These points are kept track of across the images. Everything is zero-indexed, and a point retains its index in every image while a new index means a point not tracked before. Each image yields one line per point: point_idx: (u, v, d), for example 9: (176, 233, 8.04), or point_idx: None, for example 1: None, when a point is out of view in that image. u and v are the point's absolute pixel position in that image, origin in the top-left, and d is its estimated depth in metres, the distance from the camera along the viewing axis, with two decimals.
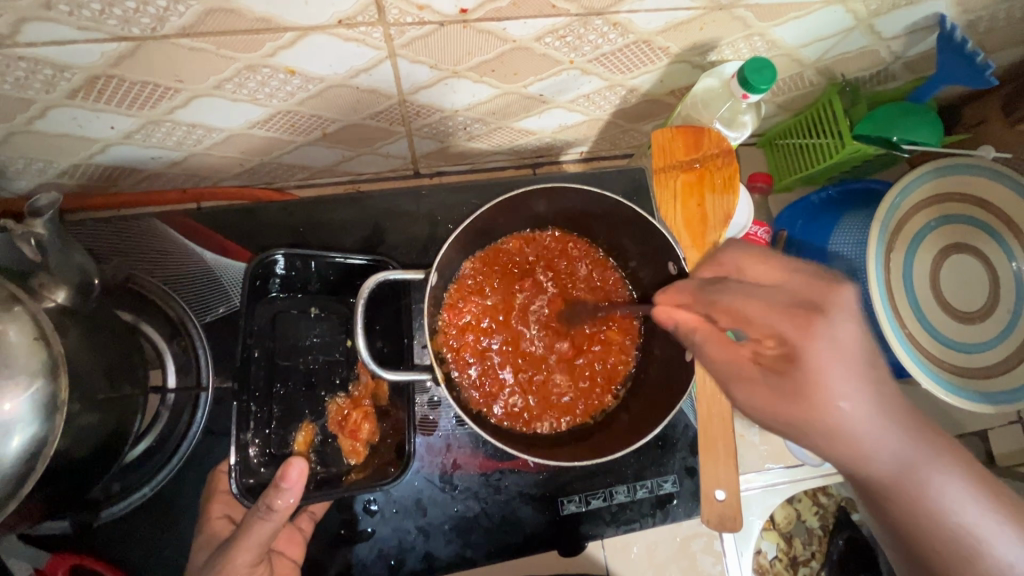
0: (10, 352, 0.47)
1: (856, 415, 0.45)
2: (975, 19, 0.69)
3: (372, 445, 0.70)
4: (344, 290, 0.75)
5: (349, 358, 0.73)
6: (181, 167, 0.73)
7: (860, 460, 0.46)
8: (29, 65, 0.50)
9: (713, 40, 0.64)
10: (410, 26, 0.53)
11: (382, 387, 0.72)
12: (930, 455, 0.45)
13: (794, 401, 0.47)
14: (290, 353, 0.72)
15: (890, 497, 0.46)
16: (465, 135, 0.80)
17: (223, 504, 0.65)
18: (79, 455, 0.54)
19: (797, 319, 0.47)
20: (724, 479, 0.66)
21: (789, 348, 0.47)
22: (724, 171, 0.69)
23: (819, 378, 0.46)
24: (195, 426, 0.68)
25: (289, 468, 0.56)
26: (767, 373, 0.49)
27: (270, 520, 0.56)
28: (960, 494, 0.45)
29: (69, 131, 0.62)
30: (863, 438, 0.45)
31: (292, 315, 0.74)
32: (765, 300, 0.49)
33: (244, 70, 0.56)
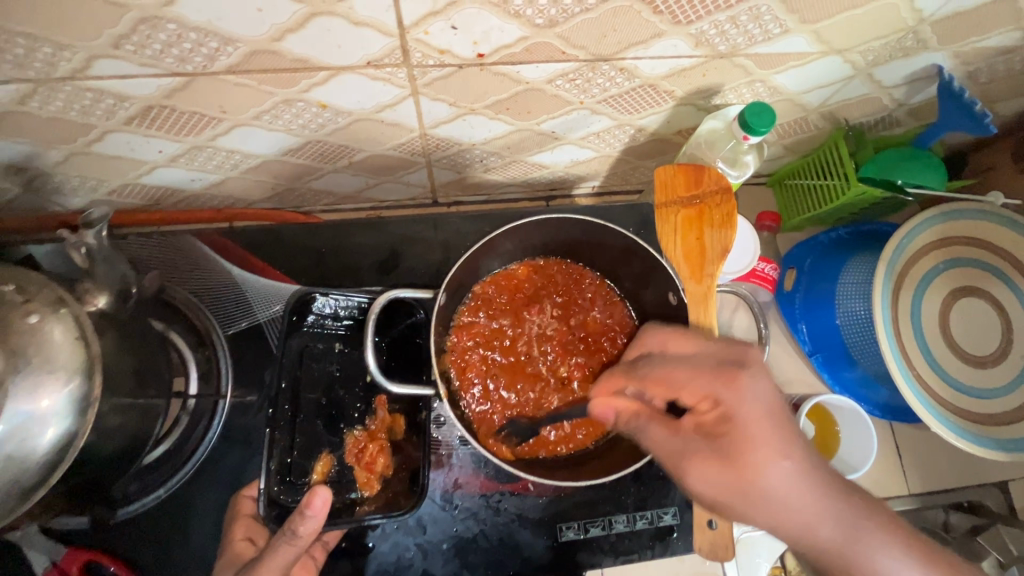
0: (55, 350, 0.51)
1: (794, 479, 0.52)
2: (974, 70, 0.71)
3: (385, 478, 0.71)
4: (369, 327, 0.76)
5: (368, 394, 0.74)
6: (218, 188, 0.80)
7: (803, 530, 0.52)
8: (94, 95, 0.56)
9: (716, 85, 0.68)
10: (431, 68, 0.58)
11: (399, 423, 0.74)
12: (866, 520, 0.52)
13: (745, 469, 0.52)
14: (314, 385, 0.73)
15: (840, 565, 0.51)
16: (481, 168, 0.85)
17: (247, 525, 0.66)
18: (101, 452, 0.58)
19: (725, 379, 0.55)
20: None
21: (724, 408, 0.54)
22: (723, 209, 0.69)
23: (759, 444, 0.52)
24: (211, 433, 0.71)
25: (313, 497, 0.58)
26: (709, 441, 0.54)
27: (297, 545, 0.58)
28: (891, 556, 0.51)
29: (122, 154, 0.68)
30: (806, 507, 0.51)
31: (317, 349, 0.74)
32: (691, 368, 0.57)
33: (280, 103, 0.61)
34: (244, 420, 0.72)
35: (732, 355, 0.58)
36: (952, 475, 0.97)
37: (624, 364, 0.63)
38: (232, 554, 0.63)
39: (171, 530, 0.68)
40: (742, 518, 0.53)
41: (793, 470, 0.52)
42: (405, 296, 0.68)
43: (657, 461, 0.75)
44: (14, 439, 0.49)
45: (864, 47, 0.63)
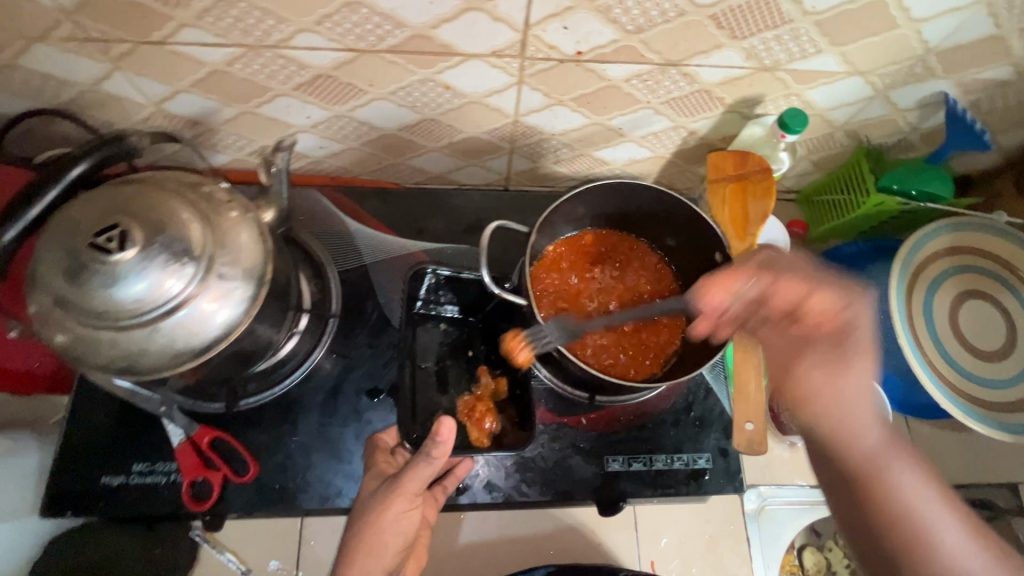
0: (243, 245, 0.65)
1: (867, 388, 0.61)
2: (976, 100, 0.86)
3: (496, 433, 0.79)
4: (470, 311, 0.88)
5: (471, 367, 0.85)
6: (338, 157, 0.97)
7: (847, 428, 0.60)
8: (283, 62, 0.74)
9: (759, 96, 0.83)
10: (539, 60, 0.75)
11: (504, 385, 0.83)
12: (899, 452, 0.60)
13: (846, 360, 0.61)
14: (426, 354, 0.85)
15: (869, 472, 0.59)
16: (553, 159, 1.01)
17: (384, 452, 0.77)
18: (252, 337, 0.71)
19: (850, 293, 0.64)
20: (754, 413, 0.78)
21: (845, 320, 0.63)
22: (763, 184, 0.85)
23: (857, 351, 0.61)
24: (290, 379, 0.82)
25: (442, 426, 0.65)
26: (813, 350, 0.63)
27: (435, 463, 0.67)
28: (913, 482, 0.59)
29: (279, 116, 0.86)
30: (862, 415, 0.60)
31: (425, 324, 0.86)
32: (817, 280, 0.65)
33: (416, 82, 0.79)
34: (347, 342, 0.86)
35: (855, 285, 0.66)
36: (965, 472, 1.04)
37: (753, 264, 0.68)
38: (376, 470, 0.74)
39: (282, 423, 0.80)
40: (807, 419, 0.62)
41: (862, 386, 0.61)
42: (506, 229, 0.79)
43: (694, 410, 0.86)
44: (217, 295, 0.62)
45: (882, 70, 0.79)
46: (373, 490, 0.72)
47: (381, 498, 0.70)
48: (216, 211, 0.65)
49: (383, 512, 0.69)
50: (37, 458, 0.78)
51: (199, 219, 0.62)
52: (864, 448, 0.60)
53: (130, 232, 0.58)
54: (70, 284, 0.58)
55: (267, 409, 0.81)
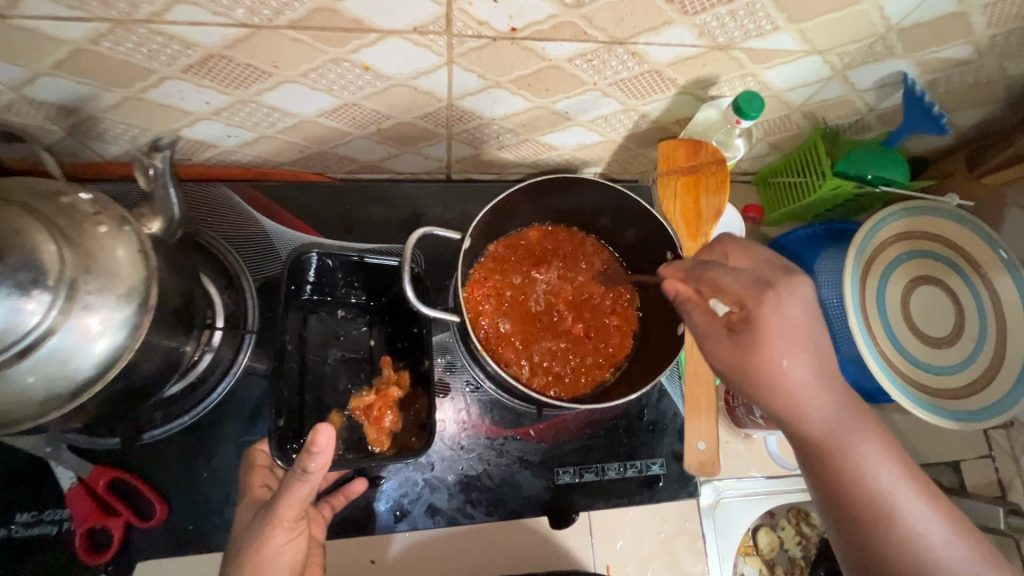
0: (118, 262, 0.55)
1: (796, 373, 0.57)
2: (934, 80, 0.82)
3: (395, 432, 0.75)
4: (374, 294, 0.83)
5: (372, 357, 0.81)
6: (251, 146, 0.85)
7: (798, 411, 0.57)
8: (162, 39, 0.62)
9: (713, 76, 0.77)
10: (469, 38, 0.65)
11: (406, 379, 0.78)
12: (860, 427, 0.57)
13: (774, 338, 0.56)
14: (316, 345, 0.79)
15: (820, 450, 0.57)
16: (496, 144, 0.92)
17: (264, 474, 0.70)
18: (146, 367, 0.62)
19: (757, 292, 0.58)
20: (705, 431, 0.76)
21: (748, 312, 0.58)
22: (717, 177, 0.84)
23: (784, 340, 0.56)
24: (215, 395, 0.74)
25: (318, 435, 0.58)
26: (731, 334, 0.59)
27: (308, 480, 0.60)
28: (872, 455, 0.57)
29: (172, 103, 0.74)
30: (803, 395, 0.57)
31: (317, 312, 0.81)
32: (734, 275, 0.59)
33: (328, 62, 0.68)
34: (267, 358, 0.77)
35: (777, 271, 0.60)
36: (913, 452, 1.06)
37: (687, 263, 0.64)
38: (251, 497, 0.67)
39: (196, 454, 0.72)
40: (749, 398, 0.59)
41: (798, 368, 0.57)
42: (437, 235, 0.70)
43: (647, 414, 0.82)
44: (86, 329, 0.52)
45: (841, 49, 0.73)
46: (248, 521, 0.65)
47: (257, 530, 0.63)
48: (78, 225, 0.54)
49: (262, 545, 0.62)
50: None
51: (56, 239, 0.52)
52: (811, 425, 0.57)
53: None
54: None
55: (179, 440, 0.72)
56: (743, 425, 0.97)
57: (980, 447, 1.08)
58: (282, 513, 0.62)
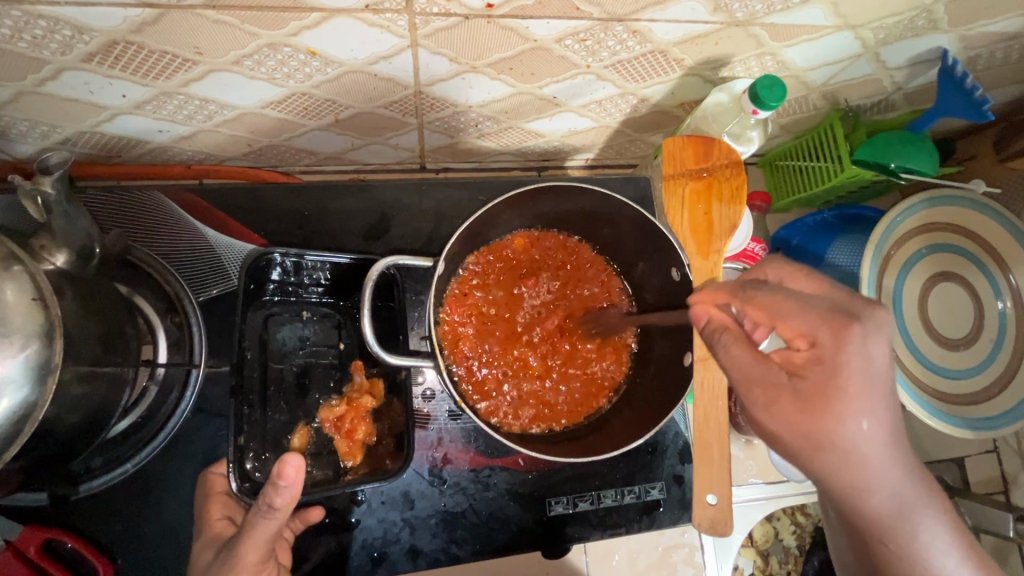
0: (7, 312, 0.45)
1: (872, 440, 0.49)
2: (975, 56, 0.71)
3: (369, 445, 0.68)
4: (341, 293, 0.73)
5: (343, 361, 0.71)
6: (188, 142, 0.73)
7: (864, 484, 0.50)
8: (49, 24, 0.50)
9: (726, 56, 0.65)
10: (435, 17, 0.53)
11: (379, 387, 0.69)
12: (924, 503, 0.51)
13: (850, 391, 0.49)
14: (281, 355, 0.69)
15: (877, 527, 0.52)
16: (475, 133, 0.81)
17: (224, 502, 0.62)
18: (68, 426, 0.52)
19: (833, 327, 0.50)
20: (717, 483, 0.60)
21: (820, 353, 0.50)
22: (732, 182, 0.68)
23: (858, 394, 0.49)
24: (184, 403, 0.66)
25: (285, 466, 0.52)
26: (793, 378, 0.51)
27: (275, 516, 0.53)
28: (930, 529, 0.52)
29: (80, 96, 0.61)
30: (875, 468, 0.50)
31: (282, 315, 0.70)
32: (803, 303, 0.52)
33: (265, 47, 0.56)
34: (219, 391, 0.68)
35: (851, 300, 0.53)
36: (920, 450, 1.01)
37: (732, 283, 0.57)
38: (211, 533, 0.60)
39: (144, 504, 0.64)
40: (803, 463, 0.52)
41: (875, 432, 0.49)
42: (406, 263, 0.63)
43: (647, 437, 0.75)
44: None
45: (877, 23, 0.62)
46: (208, 562, 0.58)
47: (218, 572, 0.56)
48: None
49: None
50: None
51: None
52: (871, 502, 0.51)
53: None
54: None
55: (123, 489, 0.64)
56: (746, 432, 0.91)
57: (984, 441, 0.99)
58: (244, 555, 0.54)
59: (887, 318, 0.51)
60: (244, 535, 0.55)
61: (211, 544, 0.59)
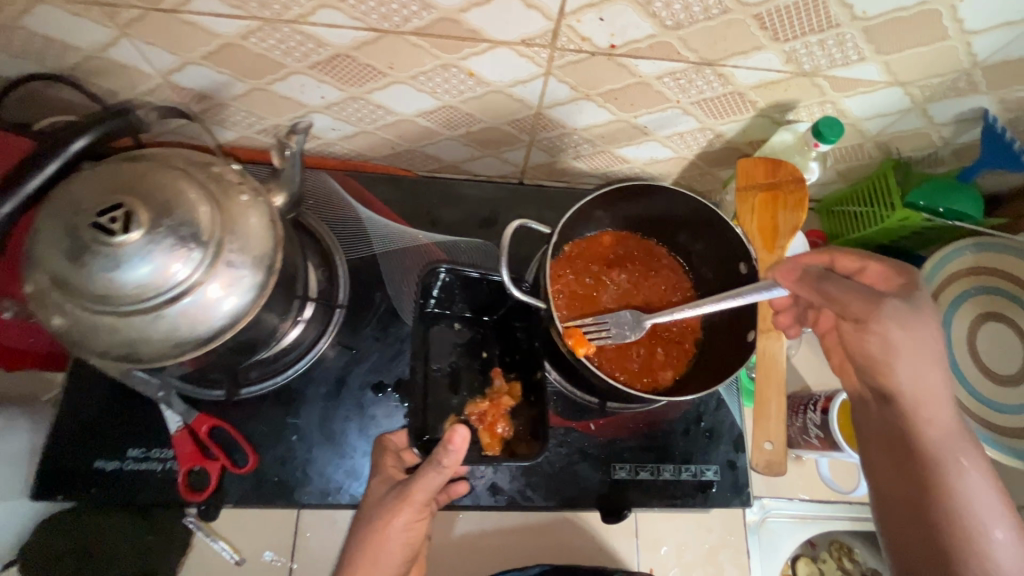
0: (254, 228, 0.61)
1: (929, 370, 0.65)
2: (1015, 118, 0.83)
3: (507, 441, 0.77)
4: (485, 311, 0.85)
5: (485, 367, 0.83)
6: (351, 140, 0.93)
7: (925, 423, 0.66)
8: (301, 38, 0.70)
9: (793, 101, 0.80)
10: (570, 52, 0.71)
11: (517, 390, 0.80)
12: (965, 445, 0.65)
13: (922, 346, 0.65)
14: (439, 356, 0.82)
15: (924, 449, 0.66)
16: (573, 154, 0.98)
17: (394, 455, 0.75)
18: (259, 326, 0.68)
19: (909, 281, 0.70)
20: (773, 433, 0.80)
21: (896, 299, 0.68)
22: (795, 194, 0.86)
23: (931, 353, 0.65)
24: (303, 360, 0.80)
25: (455, 433, 0.64)
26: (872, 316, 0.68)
27: (443, 471, 0.65)
28: (971, 469, 0.64)
29: (292, 95, 0.82)
30: (932, 401, 0.65)
31: (438, 325, 0.83)
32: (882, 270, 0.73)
33: (439, 67, 0.75)
34: (353, 331, 0.84)
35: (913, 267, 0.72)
36: None
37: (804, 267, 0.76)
38: (385, 473, 0.72)
39: (285, 413, 0.78)
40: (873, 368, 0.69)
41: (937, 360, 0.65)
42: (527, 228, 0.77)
43: (705, 421, 0.84)
44: (214, 294, 0.58)
45: (923, 82, 0.76)
46: (382, 494, 0.71)
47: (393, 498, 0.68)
48: (226, 192, 0.61)
49: (390, 521, 0.67)
50: (28, 438, 0.76)
51: (207, 203, 0.59)
52: (926, 423, 0.66)
53: (135, 213, 0.55)
54: (70, 267, 0.54)
55: (270, 399, 0.79)
56: (795, 445, 0.98)
57: None
58: None
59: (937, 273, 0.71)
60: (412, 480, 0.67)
61: (387, 481, 0.72)
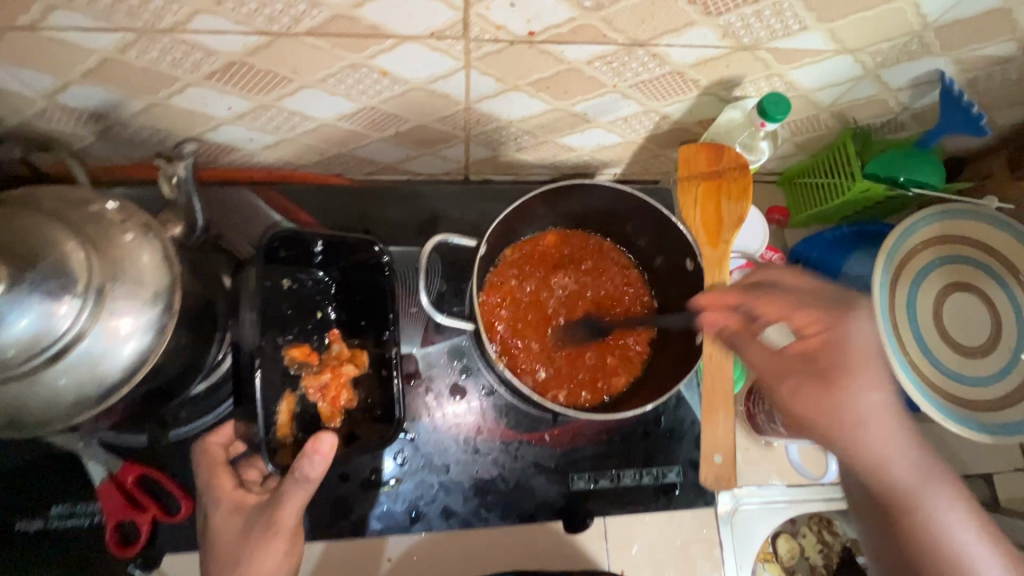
0: (143, 269, 0.56)
1: (868, 410, 0.66)
2: (974, 78, 0.78)
3: (350, 411, 0.76)
4: (328, 268, 0.80)
5: (321, 329, 0.79)
6: (273, 150, 0.86)
7: (885, 474, 0.66)
8: (186, 48, 0.63)
9: (738, 77, 0.74)
10: (486, 42, 0.65)
11: (362, 358, 0.77)
12: (936, 483, 0.65)
13: (865, 410, 0.66)
14: (276, 321, 0.77)
15: (905, 507, 0.65)
16: (515, 146, 0.92)
17: (233, 474, 0.70)
18: (171, 370, 0.64)
19: (837, 313, 0.70)
20: (721, 445, 0.78)
21: (822, 335, 0.69)
22: (738, 184, 0.84)
23: (886, 410, 0.66)
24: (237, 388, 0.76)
25: (319, 442, 0.61)
26: (813, 363, 0.69)
27: (306, 485, 0.63)
28: (947, 511, 0.64)
29: (196, 108, 0.75)
30: (884, 452, 0.65)
31: (274, 288, 0.77)
32: (791, 302, 0.70)
33: (347, 68, 0.68)
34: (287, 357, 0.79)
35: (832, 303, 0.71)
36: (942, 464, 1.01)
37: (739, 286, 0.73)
38: (237, 501, 0.68)
39: None
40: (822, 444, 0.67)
41: (881, 405, 0.66)
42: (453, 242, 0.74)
43: (664, 421, 0.81)
44: (103, 343, 0.53)
45: (874, 48, 0.70)
46: (237, 528, 0.66)
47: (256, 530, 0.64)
48: (106, 234, 0.55)
49: (258, 554, 0.63)
50: None
51: (85, 249, 0.54)
52: (897, 479, 0.65)
53: None
54: None
55: (204, 439, 0.75)
56: (764, 432, 0.96)
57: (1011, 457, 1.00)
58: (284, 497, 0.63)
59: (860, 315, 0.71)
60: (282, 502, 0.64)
61: (239, 510, 0.67)
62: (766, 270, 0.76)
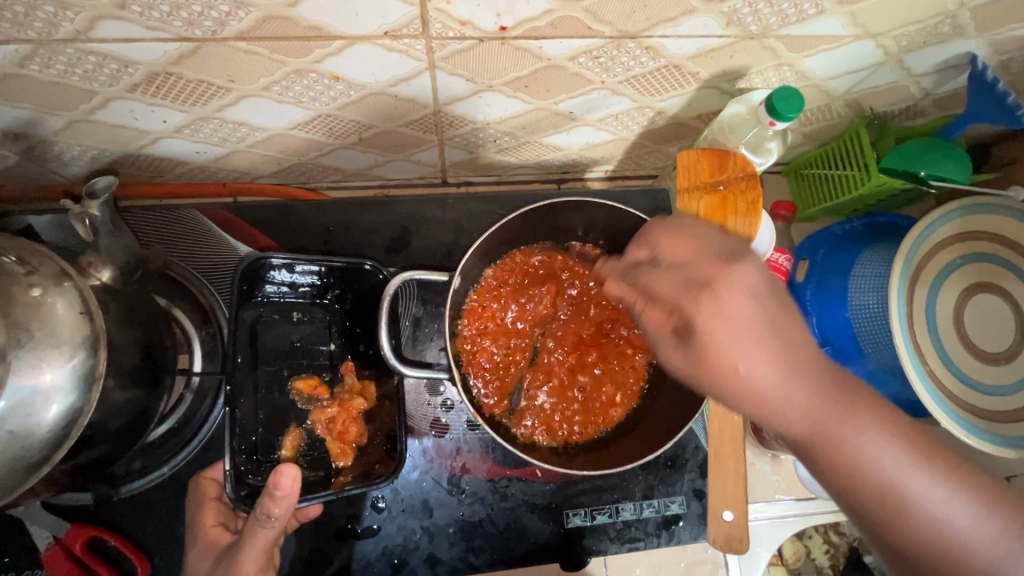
0: (56, 324, 0.48)
1: (756, 376, 0.49)
2: (1008, 60, 0.69)
3: (360, 447, 0.72)
4: (322, 292, 0.76)
5: (333, 362, 0.76)
6: (223, 163, 0.77)
7: (755, 408, 0.49)
8: (98, 59, 0.54)
9: (743, 68, 0.65)
10: (451, 40, 0.55)
11: (370, 390, 0.74)
12: (842, 415, 0.48)
13: (751, 359, 0.49)
14: (272, 356, 0.74)
15: (813, 449, 0.48)
16: (494, 148, 0.82)
17: (216, 509, 0.65)
18: (110, 431, 0.57)
19: (690, 295, 0.51)
20: (732, 501, 0.69)
21: (686, 318, 0.51)
22: (748, 196, 0.75)
23: (774, 363, 0.48)
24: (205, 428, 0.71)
25: (281, 476, 0.55)
26: (679, 343, 0.52)
27: (272, 526, 0.56)
28: (867, 441, 0.47)
29: (125, 123, 0.66)
30: (768, 397, 0.48)
31: (273, 319, 0.75)
32: (670, 279, 0.53)
33: (292, 74, 0.59)
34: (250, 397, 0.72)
35: (712, 261, 0.53)
36: None
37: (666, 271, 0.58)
38: (205, 541, 0.62)
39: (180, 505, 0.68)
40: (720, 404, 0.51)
41: (757, 370, 0.48)
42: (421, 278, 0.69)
43: (665, 450, 0.75)
44: (15, 415, 0.46)
45: (898, 31, 0.61)
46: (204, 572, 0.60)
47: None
48: (6, 288, 0.47)
49: None
50: None
51: None
52: (791, 426, 0.49)
53: None
54: None
55: (162, 491, 0.69)
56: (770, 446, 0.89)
57: None
58: (243, 566, 0.57)
59: (741, 268, 0.51)
60: (242, 546, 0.58)
61: (206, 553, 0.62)
62: (658, 224, 0.61)
